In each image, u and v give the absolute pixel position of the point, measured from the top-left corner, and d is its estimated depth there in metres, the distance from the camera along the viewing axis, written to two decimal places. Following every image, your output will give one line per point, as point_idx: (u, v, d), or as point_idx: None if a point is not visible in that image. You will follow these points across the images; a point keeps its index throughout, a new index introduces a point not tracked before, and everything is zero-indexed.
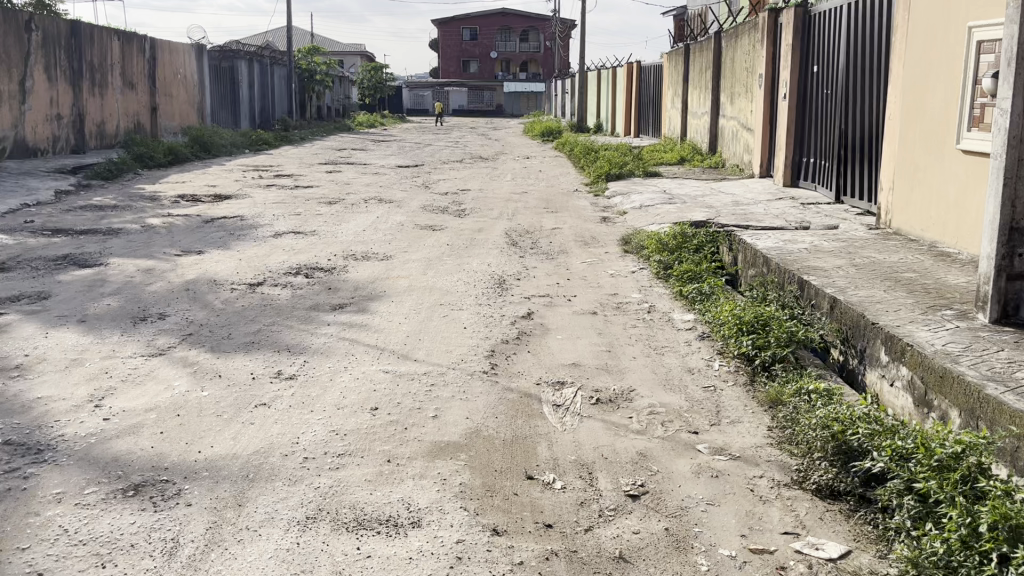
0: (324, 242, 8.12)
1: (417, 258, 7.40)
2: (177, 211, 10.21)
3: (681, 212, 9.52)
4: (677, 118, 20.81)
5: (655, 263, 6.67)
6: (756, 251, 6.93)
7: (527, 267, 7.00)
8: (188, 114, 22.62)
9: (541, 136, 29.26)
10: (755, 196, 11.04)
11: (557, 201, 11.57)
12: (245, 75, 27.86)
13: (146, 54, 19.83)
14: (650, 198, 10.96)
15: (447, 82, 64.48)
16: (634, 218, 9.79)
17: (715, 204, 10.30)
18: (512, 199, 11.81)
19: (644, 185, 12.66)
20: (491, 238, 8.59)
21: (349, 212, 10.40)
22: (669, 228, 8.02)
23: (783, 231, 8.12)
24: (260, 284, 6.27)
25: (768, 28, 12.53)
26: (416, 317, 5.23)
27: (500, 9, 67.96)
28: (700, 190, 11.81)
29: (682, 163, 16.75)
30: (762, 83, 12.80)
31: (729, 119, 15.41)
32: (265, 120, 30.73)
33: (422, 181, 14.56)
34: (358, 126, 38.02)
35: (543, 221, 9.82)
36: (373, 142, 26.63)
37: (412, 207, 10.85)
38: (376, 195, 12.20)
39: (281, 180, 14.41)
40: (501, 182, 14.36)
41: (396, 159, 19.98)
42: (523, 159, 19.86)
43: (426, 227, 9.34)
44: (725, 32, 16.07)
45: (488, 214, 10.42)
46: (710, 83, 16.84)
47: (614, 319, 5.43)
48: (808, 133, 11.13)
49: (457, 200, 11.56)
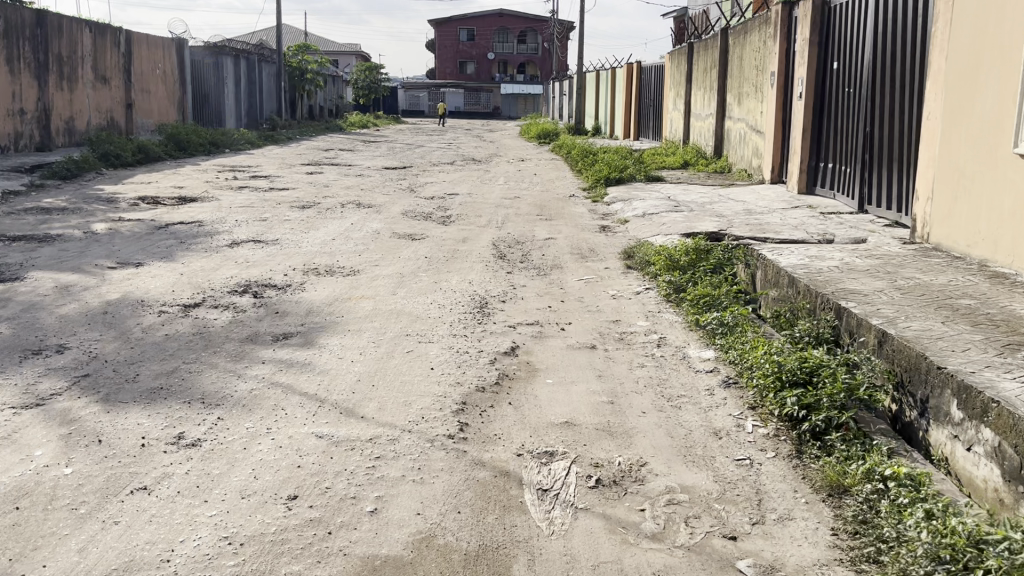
0: (286, 253, 7.15)
1: (388, 273, 6.43)
2: (131, 216, 9.23)
3: (689, 222, 8.56)
4: (679, 120, 19.86)
5: (664, 283, 5.70)
6: (781, 269, 5.96)
7: (514, 286, 6.02)
8: (167, 112, 21.64)
9: (538, 138, 28.31)
10: (768, 203, 10.08)
11: (551, 207, 10.61)
12: (230, 72, 26.90)
13: (121, 48, 18.86)
14: (654, 205, 10.00)
15: (444, 84, 63.56)
16: (635, 227, 8.83)
17: (726, 212, 9.34)
18: (503, 205, 10.85)
19: (646, 190, 11.71)
20: (476, 249, 7.62)
21: (323, 218, 9.44)
22: (678, 241, 7.06)
23: (806, 245, 7.15)
24: (196, 306, 5.29)
25: (781, 22, 11.60)
26: (373, 354, 4.24)
27: (498, 10, 67.07)
28: (708, 197, 10.84)
29: (686, 167, 15.80)
30: (774, 81, 11.85)
31: (736, 121, 14.45)
32: (252, 119, 29.74)
33: (408, 183, 13.61)
34: (351, 127, 37.11)
35: (536, 230, 8.88)
36: (363, 143, 25.67)
37: (393, 213, 9.89)
38: (354, 199, 11.24)
39: (256, 182, 13.43)
40: (492, 186, 13.43)
41: (383, 160, 19.01)
42: (518, 161, 18.91)
43: (405, 236, 8.40)
44: (732, 28, 15.12)
45: (476, 221, 9.48)
46: (716, 83, 15.89)
47: (616, 355, 4.46)
48: (827, 134, 10.17)
49: (442, 206, 10.61)
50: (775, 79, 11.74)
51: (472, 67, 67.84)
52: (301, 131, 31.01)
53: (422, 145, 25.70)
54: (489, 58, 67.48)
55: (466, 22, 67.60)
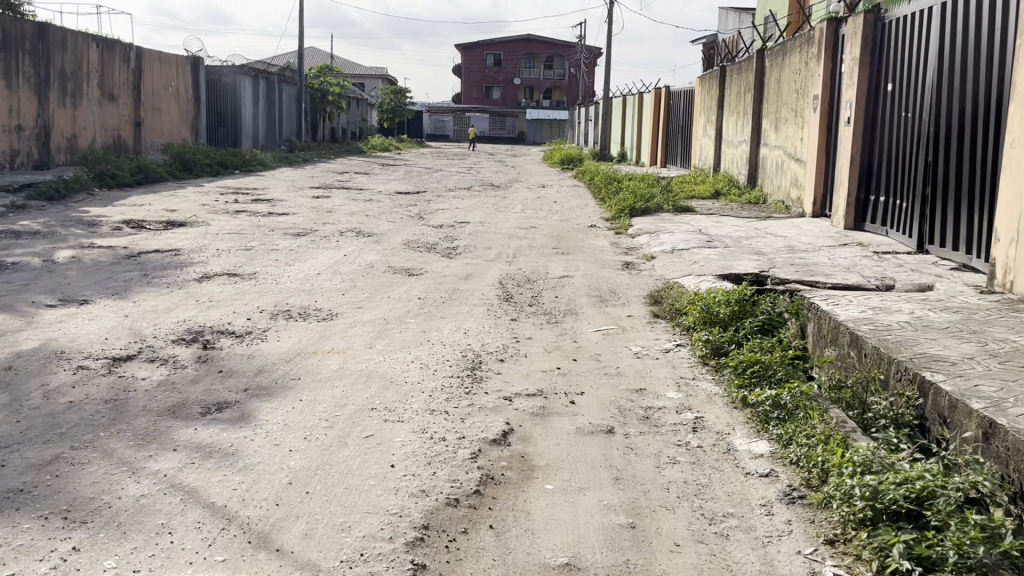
0: (261, 290, 6.24)
1: (371, 318, 5.47)
2: (104, 242, 8.38)
3: (726, 261, 7.53)
4: (709, 147, 18.88)
5: (701, 341, 4.68)
6: (841, 323, 4.91)
7: (518, 339, 5.04)
8: (179, 131, 21.02)
9: (561, 164, 27.43)
10: (812, 240, 9.05)
11: (569, 240, 9.64)
12: (248, 91, 26.34)
13: (131, 65, 18.27)
14: (684, 238, 8.99)
15: (469, 108, 63.12)
16: (663, 265, 7.82)
17: (766, 250, 8.31)
18: (516, 235, 9.90)
19: (675, 222, 10.72)
20: (480, 289, 6.65)
21: (315, 248, 8.54)
22: (714, 286, 6.03)
23: (865, 293, 6.11)
24: (127, 360, 4.34)
25: (825, 41, 10.57)
26: (322, 440, 3.25)
27: (525, 36, 66.71)
28: (744, 231, 9.82)
29: (716, 197, 14.79)
30: (817, 105, 10.83)
31: (773, 149, 13.44)
32: (270, 140, 29.15)
33: (418, 210, 12.70)
34: (372, 150, 36.52)
35: (550, 266, 7.90)
36: (381, 166, 24.95)
37: (394, 243, 8.97)
38: (356, 226, 10.35)
39: (256, 206, 12.60)
40: (507, 214, 12.48)
41: (398, 184, 18.17)
42: (538, 188, 17.98)
43: (403, 269, 7.46)
44: (768, 50, 14.16)
45: (484, 253, 8.54)
46: (750, 108, 14.91)
47: (640, 444, 3.44)
48: (879, 165, 9.11)
49: (450, 236, 9.67)
50: (817, 104, 10.74)
51: (498, 92, 67.42)
52: (320, 153, 30.39)
53: (441, 170, 24.90)
54: (515, 83, 67.03)
55: (493, 47, 67.27)
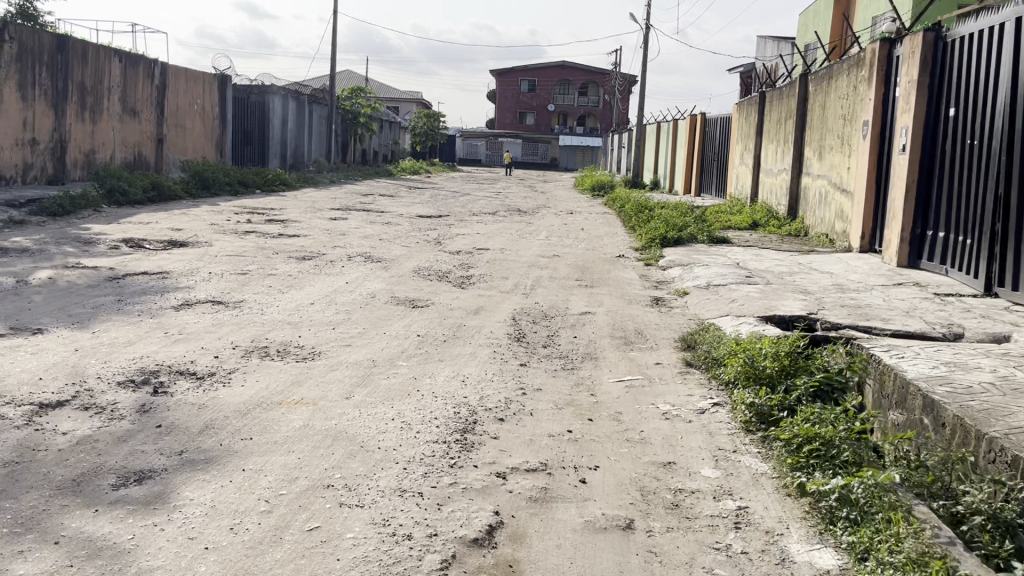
0: (242, 321, 5.55)
1: (358, 359, 4.73)
2: (92, 261, 7.79)
3: (769, 300, 6.70)
4: (747, 175, 18.05)
5: (744, 405, 3.89)
6: (912, 384, 4.09)
7: (526, 391, 4.29)
8: (202, 149, 20.69)
9: (592, 190, 26.72)
10: (862, 278, 8.21)
11: (594, 271, 8.88)
12: (277, 110, 26.05)
13: (154, 81, 17.97)
14: (722, 272, 8.18)
15: (501, 133, 62.80)
16: (698, 302, 7.04)
17: (813, 288, 7.47)
18: (538, 264, 9.15)
19: (711, 254, 9.94)
20: (490, 325, 5.92)
21: (318, 273, 7.87)
22: (757, 333, 5.22)
23: (932, 344, 5.26)
24: (57, 407, 3.65)
25: (878, 62, 9.73)
26: (253, 534, 2.52)
27: (560, 62, 66.33)
28: (786, 267, 8.98)
29: (754, 228, 14.00)
30: (866, 132, 10.01)
31: (815, 178, 12.63)
32: (297, 160, 28.84)
33: (437, 235, 12.03)
34: (401, 172, 36.11)
35: (572, 300, 7.13)
36: (407, 188, 24.41)
37: (404, 270, 8.27)
38: (367, 251, 9.68)
39: (268, 227, 12.02)
40: (531, 240, 11.76)
41: (421, 206, 17.55)
42: (566, 214, 17.24)
43: (407, 300, 6.74)
44: (811, 74, 13.38)
45: (500, 284, 7.79)
46: (791, 135, 14.11)
47: (666, 547, 2.66)
48: (938, 198, 8.24)
49: (466, 264, 8.96)
50: (867, 130, 9.92)
51: (531, 118, 67.08)
52: (348, 175, 30.01)
53: (468, 193, 24.30)
54: (548, 109, 66.64)
55: (528, 73, 67.06)
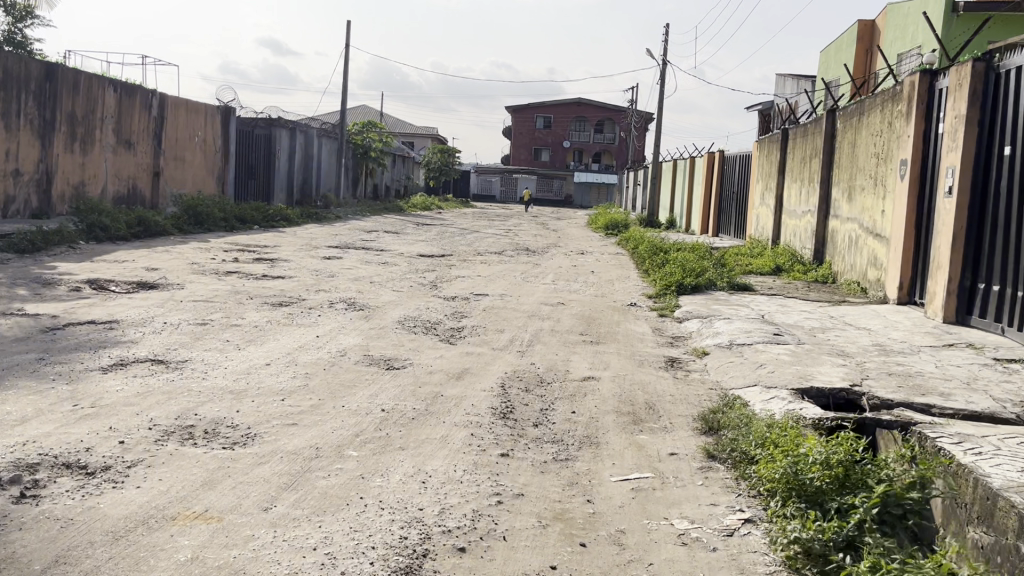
0: (175, 388, 4.66)
1: (299, 446, 3.82)
2: (38, 307, 6.98)
3: (803, 366, 5.75)
4: (768, 216, 17.15)
5: (787, 534, 2.97)
6: (1002, 498, 3.09)
7: (504, 496, 3.36)
8: (203, 182, 20.09)
9: (606, 229, 25.88)
10: (906, 336, 7.26)
11: (601, 322, 7.96)
12: (283, 144, 25.53)
13: (152, 111, 17.42)
14: (745, 328, 7.24)
15: (516, 170, 62.29)
16: (719, 365, 6.11)
17: (851, 350, 6.51)
18: (539, 313, 8.25)
19: (732, 304, 9.03)
20: (474, 394, 5.01)
21: (289, 323, 7.01)
22: (797, 421, 4.28)
23: (1010, 430, 4.30)
24: None
25: (917, 96, 8.86)
26: None
27: (576, 99, 65.93)
28: (818, 322, 8.02)
29: (777, 273, 13.09)
30: (904, 173, 9.11)
31: (844, 222, 11.73)
32: (304, 195, 28.24)
33: (434, 277, 11.17)
34: (412, 208, 35.45)
35: (573, 359, 6.21)
36: (414, 225, 23.65)
37: (388, 320, 7.40)
38: (353, 295, 8.83)
39: (253, 266, 11.21)
40: (535, 284, 10.87)
41: (424, 245, 16.73)
42: (576, 255, 16.36)
43: (383, 359, 5.84)
44: (838, 110, 12.54)
45: (494, 339, 6.89)
46: (817, 174, 13.22)
47: None
48: (991, 248, 7.29)
49: (460, 313, 8.08)
50: (905, 171, 9.02)
51: (546, 154, 66.63)
52: (356, 210, 29.35)
53: (477, 231, 23.50)
54: (564, 146, 66.17)
55: (544, 110, 66.79)
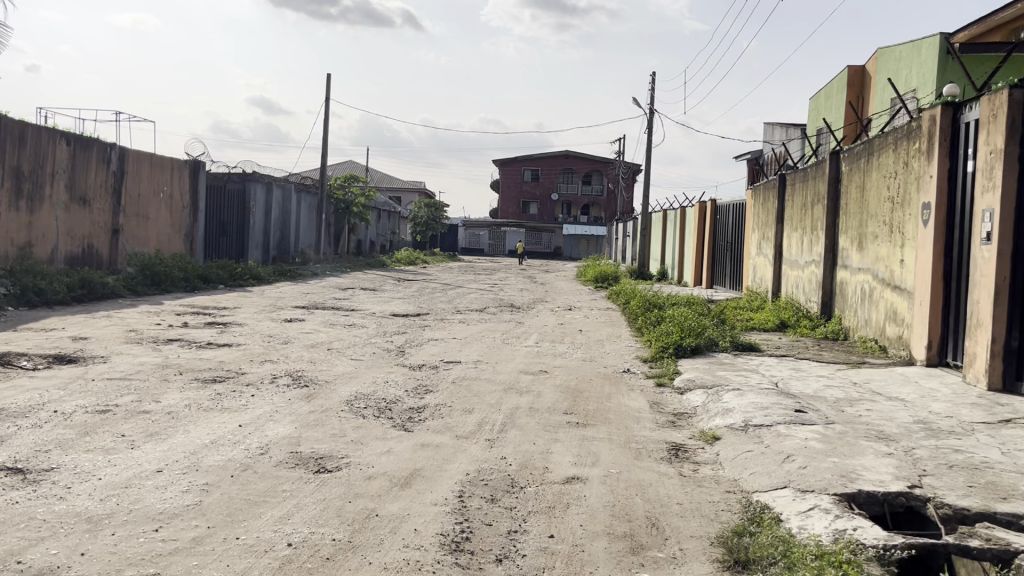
0: (13, 517, 3.44)
1: None
2: None
3: (841, 459, 4.56)
4: (766, 268, 16.15)
5: None
6: None
7: None
8: (169, 240, 19.02)
9: (595, 282, 24.86)
10: (951, 409, 6.12)
11: (589, 395, 6.77)
12: (258, 199, 24.56)
13: (111, 166, 16.42)
14: (761, 403, 6.07)
15: (504, 223, 61.58)
16: (736, 454, 4.92)
17: (894, 432, 5.33)
18: (517, 385, 7.06)
19: (739, 369, 7.89)
20: (423, 510, 3.83)
21: (212, 408, 5.79)
22: (856, 558, 3.11)
23: None
24: None
25: (940, 132, 7.89)
26: None
27: (564, 152, 65.58)
28: (842, 392, 6.86)
29: (781, 329, 12.02)
30: (928, 218, 8.08)
31: (855, 272, 10.70)
32: (281, 252, 27.19)
33: (403, 341, 9.99)
34: (396, 263, 34.41)
35: (553, 449, 5.01)
36: (395, 281, 22.56)
37: (335, 398, 6.20)
38: (302, 367, 7.62)
39: (201, 332, 10.02)
40: (516, 347, 9.72)
41: (401, 303, 15.58)
42: (564, 311, 15.25)
43: (312, 459, 4.62)
44: (843, 152, 11.60)
45: (459, 421, 5.70)
46: (821, 221, 12.24)
47: None
48: None
49: (424, 387, 6.89)
50: (931, 216, 7.99)
51: (534, 207, 66.09)
52: (336, 266, 28.28)
53: (461, 286, 22.43)
54: (552, 199, 65.64)
55: (531, 163, 66.45)
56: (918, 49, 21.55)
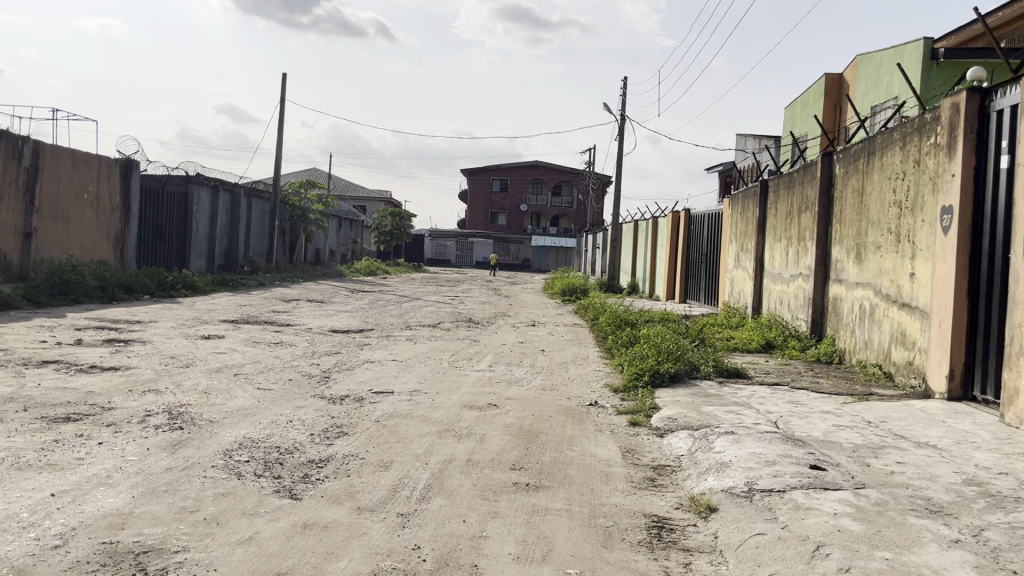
0: None
1: None
2: None
3: (896, 555, 3.19)
4: (746, 282, 14.95)
5: None
6: None
7: None
8: (95, 246, 17.35)
9: (563, 295, 23.57)
10: (1004, 463, 4.77)
11: (544, 439, 5.35)
12: (202, 204, 22.92)
13: (23, 162, 14.77)
14: (766, 454, 4.69)
15: (472, 234, 60.22)
16: (744, 540, 3.52)
17: (947, 502, 3.97)
18: (455, 425, 5.63)
19: (728, 404, 6.53)
20: None
21: (33, 464, 4.27)
22: None
23: None
24: None
25: (965, 122, 6.65)
26: None
27: (533, 162, 64.43)
28: (859, 436, 5.53)
29: (767, 350, 10.78)
30: (951, 223, 6.82)
31: (853, 288, 9.46)
32: (228, 261, 25.55)
33: (332, 363, 8.50)
34: (355, 274, 32.86)
35: (489, 532, 3.57)
36: (347, 293, 21.02)
37: (212, 447, 4.71)
38: (191, 399, 6.11)
39: (91, 352, 8.44)
40: (464, 371, 8.27)
41: (346, 317, 14.08)
42: (527, 327, 13.87)
43: (130, 555, 3.14)
44: (836, 153, 10.38)
45: (367, 483, 4.24)
46: (811, 230, 11.00)
47: None
48: None
49: (338, 429, 5.41)
50: (955, 221, 6.72)
51: (503, 218, 64.85)
52: (289, 276, 26.68)
53: (420, 298, 20.95)
54: (520, 209, 64.43)
55: (499, 173, 65.17)
56: (900, 54, 20.62)
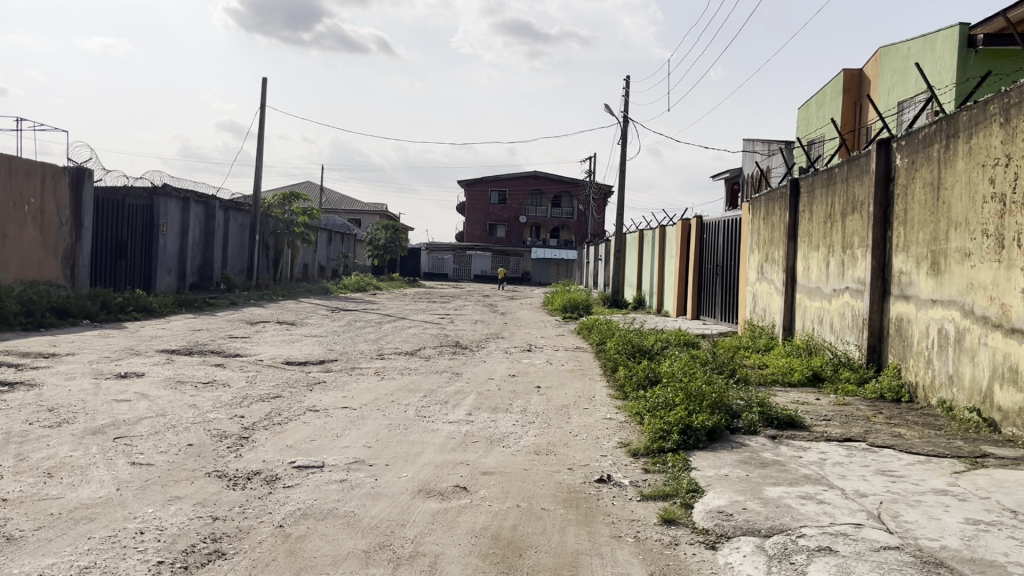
0: None
1: None
2: None
3: None
4: (773, 298, 13.01)
5: None
6: None
7: None
8: (41, 264, 15.49)
9: (563, 311, 21.65)
10: None
11: (534, 563, 3.38)
12: (171, 217, 21.07)
13: None
14: None
15: (470, 247, 58.30)
16: None
17: None
18: (395, 534, 3.66)
19: (801, 483, 4.54)
20: None
21: None
22: None
23: None
24: None
25: None
26: None
27: (532, 173, 62.57)
28: (1021, 545, 3.54)
29: (814, 385, 8.85)
30: None
31: (927, 307, 7.51)
32: (202, 279, 23.69)
33: (263, 413, 6.54)
34: (343, 291, 30.95)
35: None
36: (326, 312, 19.07)
37: None
38: (15, 489, 4.14)
39: None
40: (433, 423, 6.31)
41: (313, 343, 12.14)
42: (522, 353, 11.93)
43: None
44: (895, 142, 8.45)
45: None
46: (862, 236, 9.05)
47: None
48: None
49: (210, 550, 3.44)
50: None
51: (501, 231, 62.92)
52: (269, 294, 24.79)
53: (407, 318, 19.00)
54: (520, 221, 62.51)
55: (497, 185, 63.29)
56: (931, 43, 18.73)
